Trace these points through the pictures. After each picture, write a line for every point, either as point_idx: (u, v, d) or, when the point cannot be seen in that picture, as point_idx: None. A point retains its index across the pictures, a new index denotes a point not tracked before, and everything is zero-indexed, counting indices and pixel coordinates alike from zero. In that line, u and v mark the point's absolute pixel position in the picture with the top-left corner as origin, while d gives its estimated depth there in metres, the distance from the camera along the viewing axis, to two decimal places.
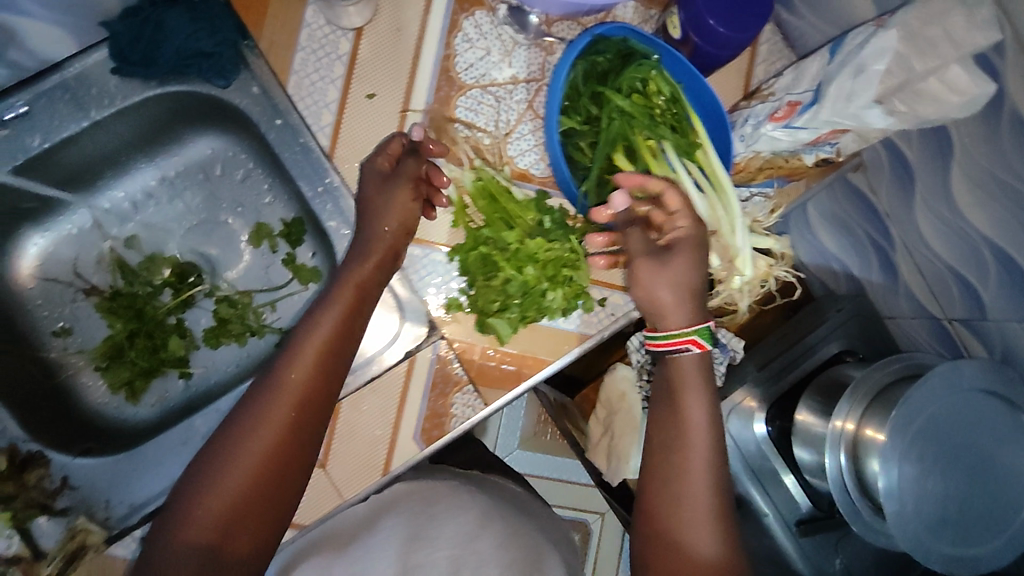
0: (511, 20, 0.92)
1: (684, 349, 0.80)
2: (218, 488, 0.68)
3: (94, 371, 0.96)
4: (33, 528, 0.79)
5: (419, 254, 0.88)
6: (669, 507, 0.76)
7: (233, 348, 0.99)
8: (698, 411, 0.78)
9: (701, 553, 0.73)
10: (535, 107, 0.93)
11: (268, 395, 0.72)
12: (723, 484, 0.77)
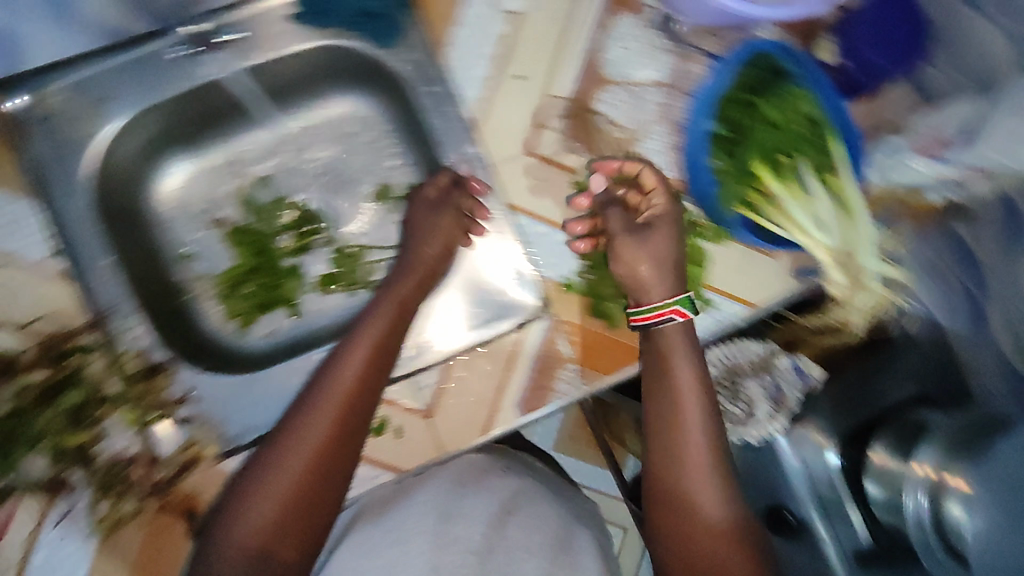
0: (661, 26, 0.94)
1: (668, 319, 0.82)
2: (262, 499, 0.70)
3: (215, 297, 0.99)
4: (152, 432, 0.83)
5: (545, 233, 0.92)
6: (673, 482, 0.77)
7: (342, 298, 1.02)
8: (677, 383, 0.80)
9: (708, 526, 0.75)
10: (670, 112, 0.93)
11: (312, 405, 0.75)
12: (722, 456, 0.78)
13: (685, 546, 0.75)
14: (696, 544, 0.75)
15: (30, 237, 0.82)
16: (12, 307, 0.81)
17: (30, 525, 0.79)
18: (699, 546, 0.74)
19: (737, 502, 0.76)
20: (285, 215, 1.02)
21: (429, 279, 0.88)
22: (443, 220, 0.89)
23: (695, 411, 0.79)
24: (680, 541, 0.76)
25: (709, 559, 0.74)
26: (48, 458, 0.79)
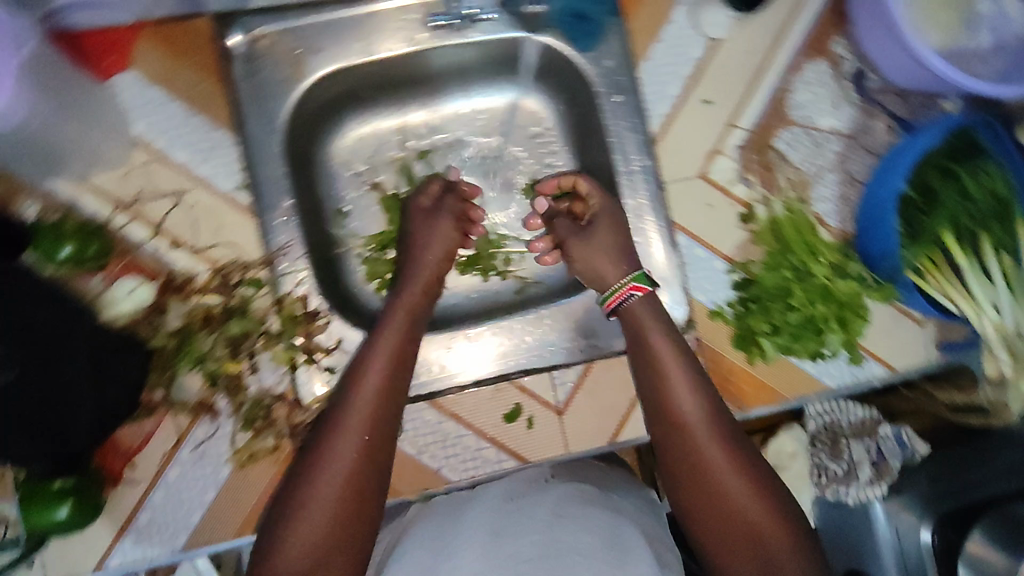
0: (852, 79, 0.94)
1: (629, 298, 0.84)
2: (303, 514, 0.68)
3: (360, 257, 0.99)
4: (299, 374, 0.84)
5: (702, 256, 0.91)
6: (682, 448, 0.75)
7: (476, 281, 1.02)
8: (656, 341, 0.79)
9: (729, 483, 0.72)
10: (845, 163, 0.94)
11: (343, 416, 0.74)
12: (720, 414, 0.76)
13: (715, 512, 0.72)
14: (725, 509, 0.72)
15: (222, 166, 0.84)
16: (192, 231, 0.82)
17: (171, 440, 0.81)
18: (730, 511, 0.72)
19: (745, 456, 0.74)
20: None
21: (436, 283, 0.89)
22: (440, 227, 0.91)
23: (679, 370, 0.77)
24: (708, 507, 0.73)
25: (740, 521, 0.71)
26: (203, 380, 0.81)
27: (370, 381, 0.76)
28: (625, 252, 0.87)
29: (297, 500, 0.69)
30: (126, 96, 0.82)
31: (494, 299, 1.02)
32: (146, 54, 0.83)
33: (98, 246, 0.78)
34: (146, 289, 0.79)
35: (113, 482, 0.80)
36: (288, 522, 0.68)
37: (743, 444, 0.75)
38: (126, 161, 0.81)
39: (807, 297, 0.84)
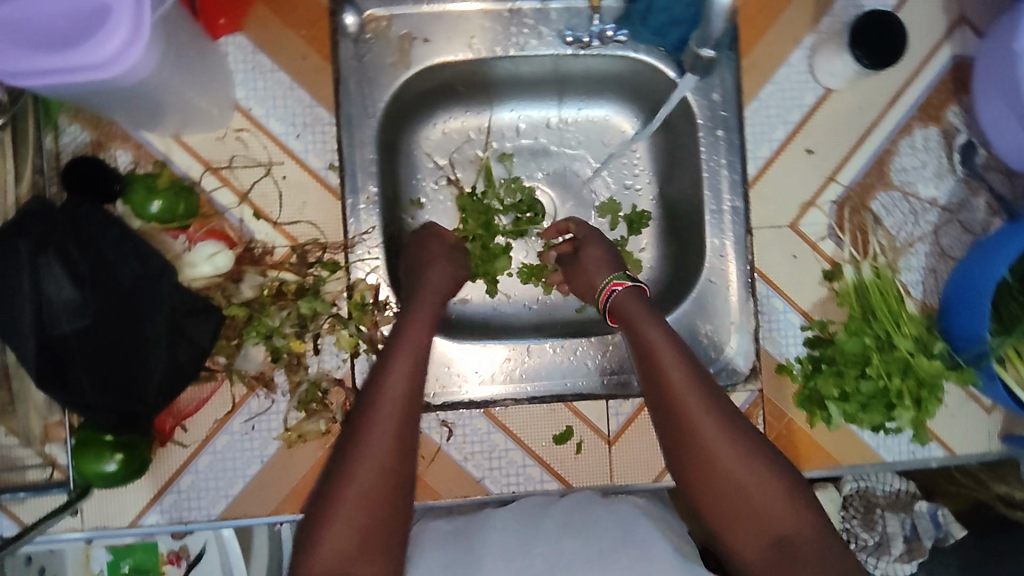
0: (961, 150, 0.92)
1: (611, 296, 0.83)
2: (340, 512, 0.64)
3: None
4: (358, 361, 0.83)
5: (778, 307, 0.89)
6: (686, 441, 0.72)
7: (538, 294, 1.00)
8: (650, 334, 0.76)
9: (741, 471, 0.70)
10: (939, 236, 0.91)
11: (364, 428, 0.68)
12: (719, 399, 0.73)
13: (731, 504, 0.70)
14: (738, 499, 0.70)
15: (317, 142, 0.83)
16: (276, 204, 0.82)
17: (224, 408, 0.81)
18: (744, 501, 0.70)
19: (752, 439, 0.72)
20: (513, 196, 0.99)
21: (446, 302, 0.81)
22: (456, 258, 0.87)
23: (676, 362, 0.74)
24: (723, 498, 0.70)
25: (754, 508, 0.69)
26: (266, 353, 0.80)
27: (391, 389, 0.70)
28: (612, 259, 0.88)
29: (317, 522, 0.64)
30: (234, 58, 0.81)
31: (554, 314, 0.99)
32: (259, 19, 0.82)
33: (185, 205, 0.77)
34: (225, 256, 0.78)
35: (163, 440, 0.80)
36: (310, 543, 0.64)
37: (747, 429, 0.72)
38: (224, 124, 0.81)
39: (885, 368, 0.81)
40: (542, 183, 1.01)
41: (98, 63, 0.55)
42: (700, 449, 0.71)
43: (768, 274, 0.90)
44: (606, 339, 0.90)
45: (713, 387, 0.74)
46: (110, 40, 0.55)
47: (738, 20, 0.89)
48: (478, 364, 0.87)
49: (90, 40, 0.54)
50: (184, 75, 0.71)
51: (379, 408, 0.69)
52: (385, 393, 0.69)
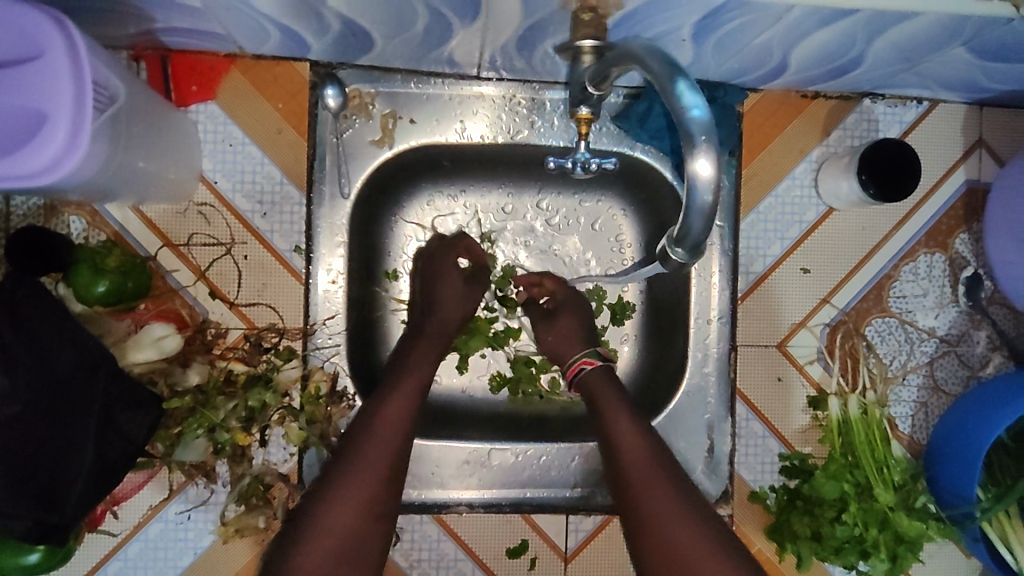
0: (966, 282, 0.87)
1: (582, 371, 0.81)
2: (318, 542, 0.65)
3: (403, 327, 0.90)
4: (307, 456, 0.79)
5: (757, 431, 0.85)
6: (636, 513, 0.71)
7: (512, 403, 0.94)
8: (609, 403, 0.78)
9: (690, 544, 0.68)
10: (933, 368, 0.86)
11: (355, 455, 0.70)
12: (669, 472, 0.73)
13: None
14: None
15: (284, 222, 0.79)
16: (234, 284, 0.78)
17: (160, 495, 0.77)
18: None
19: (700, 513, 0.71)
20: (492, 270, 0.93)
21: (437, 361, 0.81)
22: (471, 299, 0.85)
23: (628, 431, 0.75)
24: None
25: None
26: (209, 445, 0.75)
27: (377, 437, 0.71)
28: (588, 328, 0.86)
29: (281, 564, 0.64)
30: (203, 127, 0.77)
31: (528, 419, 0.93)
32: (234, 87, 0.77)
33: (134, 282, 0.72)
34: (173, 340, 0.73)
35: (91, 525, 0.76)
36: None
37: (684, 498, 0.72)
38: (186, 197, 0.76)
39: (862, 516, 0.76)
40: (527, 263, 0.94)
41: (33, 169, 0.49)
42: (650, 520, 0.70)
43: (749, 395, 0.85)
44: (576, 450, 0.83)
45: (663, 454, 0.74)
46: (49, 144, 0.50)
47: (743, 125, 0.84)
48: (434, 466, 0.81)
49: (22, 147, 0.50)
50: (143, 157, 0.67)
51: (371, 445, 0.71)
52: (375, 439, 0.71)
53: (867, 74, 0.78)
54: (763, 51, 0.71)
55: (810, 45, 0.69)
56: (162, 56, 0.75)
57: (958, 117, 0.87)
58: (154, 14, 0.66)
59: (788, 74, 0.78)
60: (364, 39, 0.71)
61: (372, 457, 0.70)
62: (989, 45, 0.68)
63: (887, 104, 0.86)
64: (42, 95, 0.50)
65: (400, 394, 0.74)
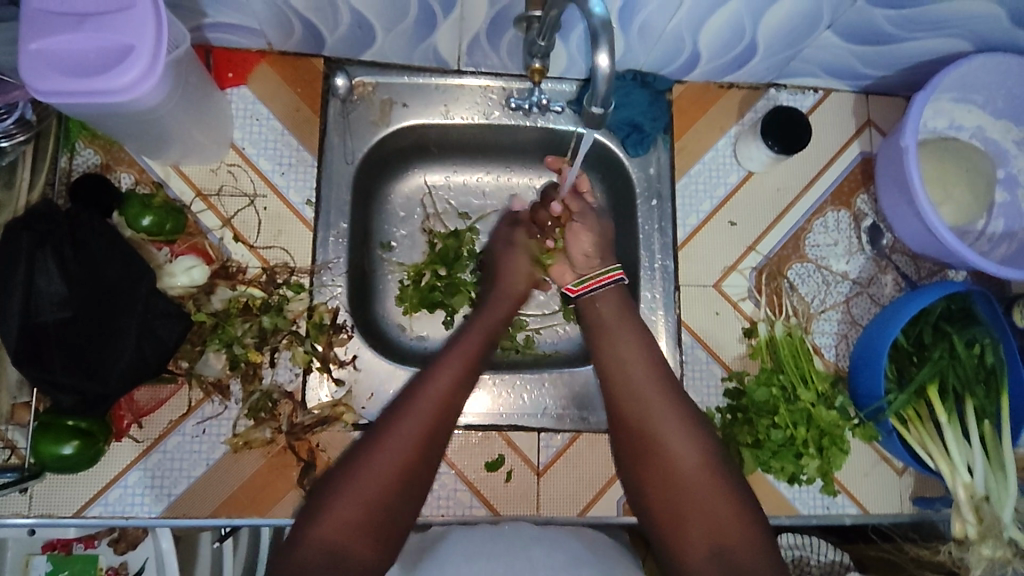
0: (868, 231, 1.03)
1: (608, 283, 0.92)
2: (365, 481, 0.73)
3: (397, 279, 1.08)
4: (310, 377, 0.91)
5: (702, 359, 0.98)
6: (640, 426, 0.82)
7: (492, 356, 1.07)
8: (612, 322, 0.90)
9: (673, 435, 0.80)
10: (850, 306, 1.01)
11: (401, 413, 0.78)
12: (674, 396, 0.83)
13: (671, 492, 0.78)
14: (677, 483, 0.78)
15: (298, 181, 0.95)
16: (255, 230, 0.93)
17: (180, 410, 0.88)
18: (685, 486, 0.78)
19: (683, 411, 0.82)
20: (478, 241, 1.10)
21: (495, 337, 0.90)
22: (518, 257, 0.98)
23: (640, 358, 0.86)
24: (660, 480, 0.79)
25: (694, 493, 0.77)
26: (226, 362, 0.88)
27: (430, 392, 0.79)
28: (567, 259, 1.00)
29: (320, 508, 0.72)
30: (236, 105, 0.96)
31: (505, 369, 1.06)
32: (262, 76, 0.97)
33: (172, 223, 0.87)
34: (201, 270, 0.87)
35: (118, 436, 0.86)
36: (319, 514, 0.71)
37: (674, 401, 0.83)
38: (219, 159, 0.94)
39: (791, 418, 0.88)
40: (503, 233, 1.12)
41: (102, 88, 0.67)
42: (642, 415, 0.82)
43: (693, 327, 0.99)
44: (545, 376, 0.97)
45: (665, 380, 0.84)
46: (132, 69, 0.67)
47: (674, 109, 1.04)
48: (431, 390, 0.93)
49: (96, 71, 0.67)
50: (189, 112, 0.85)
51: (416, 403, 0.78)
52: (422, 398, 0.79)
53: (766, 62, 0.98)
54: (676, 38, 0.92)
55: (712, 32, 0.90)
56: (206, 50, 0.95)
57: (849, 103, 1.07)
58: (207, 9, 0.86)
59: (703, 63, 0.99)
60: (368, 31, 0.91)
61: (420, 410, 0.78)
62: (847, 27, 0.89)
63: (790, 93, 1.06)
64: (130, 34, 0.68)
65: (450, 367, 0.82)
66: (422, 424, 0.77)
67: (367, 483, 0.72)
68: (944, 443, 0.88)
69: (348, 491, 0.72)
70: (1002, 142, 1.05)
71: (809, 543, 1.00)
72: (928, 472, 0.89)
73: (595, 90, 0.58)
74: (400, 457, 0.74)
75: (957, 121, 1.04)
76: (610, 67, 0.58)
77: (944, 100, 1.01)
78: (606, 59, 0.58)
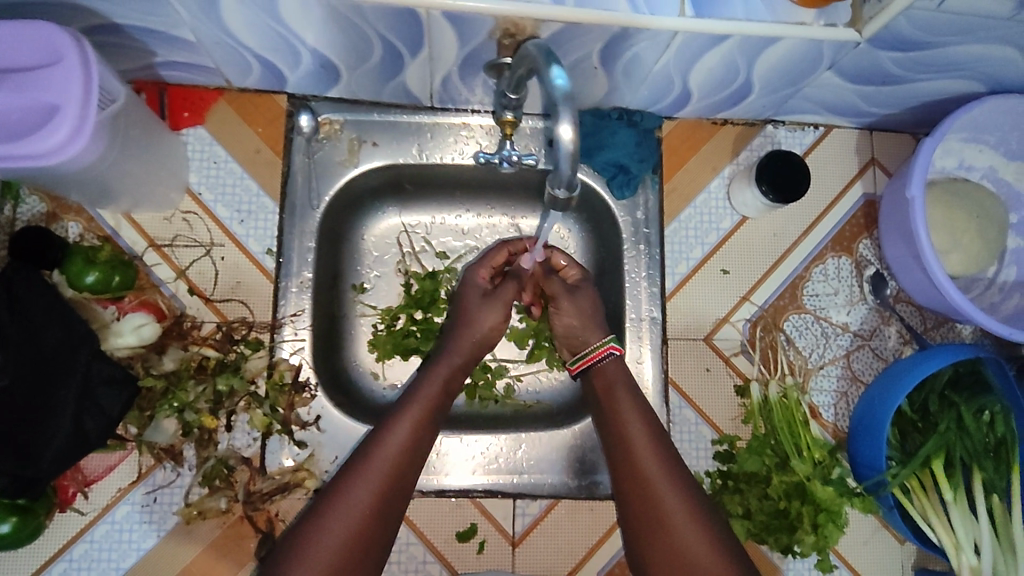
0: (871, 280, 0.96)
1: (605, 358, 0.84)
2: (322, 537, 0.66)
3: (370, 323, 0.99)
4: (269, 441, 0.85)
5: (691, 419, 0.92)
6: (647, 505, 0.73)
7: (470, 408, 0.99)
8: (616, 379, 0.82)
9: (679, 507, 0.72)
10: (850, 360, 0.94)
11: (363, 458, 0.71)
12: (681, 471, 0.75)
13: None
14: (690, 572, 0.70)
15: (257, 228, 0.90)
16: (211, 281, 0.87)
17: (129, 478, 0.82)
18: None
19: (689, 481, 0.74)
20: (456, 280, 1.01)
21: (465, 368, 0.85)
22: (492, 308, 0.88)
23: (642, 428, 0.77)
24: (662, 556, 0.71)
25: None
26: (178, 426, 0.83)
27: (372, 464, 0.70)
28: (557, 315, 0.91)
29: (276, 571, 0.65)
30: (192, 147, 0.90)
31: (482, 422, 0.98)
32: (220, 114, 0.91)
33: (121, 277, 0.82)
34: (151, 328, 0.82)
35: (61, 506, 0.81)
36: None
37: (678, 467, 0.75)
38: (173, 206, 0.88)
39: (783, 490, 0.82)
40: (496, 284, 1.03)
41: (30, 152, 0.61)
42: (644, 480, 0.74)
43: (681, 384, 0.92)
44: (522, 436, 0.91)
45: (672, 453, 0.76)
46: (58, 130, 0.62)
47: (663, 148, 0.98)
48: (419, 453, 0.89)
49: (26, 134, 0.61)
50: (135, 163, 0.80)
51: (380, 445, 0.72)
52: (387, 441, 0.72)
53: (761, 99, 0.92)
54: (664, 78, 0.85)
55: (703, 73, 0.83)
56: (159, 88, 0.89)
57: (851, 141, 1.00)
58: (156, 48, 0.80)
59: (694, 101, 0.92)
60: (332, 70, 0.84)
61: (385, 454, 0.71)
62: (850, 68, 0.82)
63: (788, 129, 0.99)
64: (56, 92, 0.62)
65: (417, 406, 0.76)
66: (365, 501, 0.68)
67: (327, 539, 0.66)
68: (949, 519, 0.82)
69: (304, 549, 0.65)
70: (1015, 184, 0.98)
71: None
72: (933, 549, 0.83)
73: (561, 170, 0.53)
74: (338, 541, 0.66)
75: (968, 161, 0.97)
76: (576, 139, 0.53)
77: (953, 140, 0.94)
78: (569, 133, 0.53)
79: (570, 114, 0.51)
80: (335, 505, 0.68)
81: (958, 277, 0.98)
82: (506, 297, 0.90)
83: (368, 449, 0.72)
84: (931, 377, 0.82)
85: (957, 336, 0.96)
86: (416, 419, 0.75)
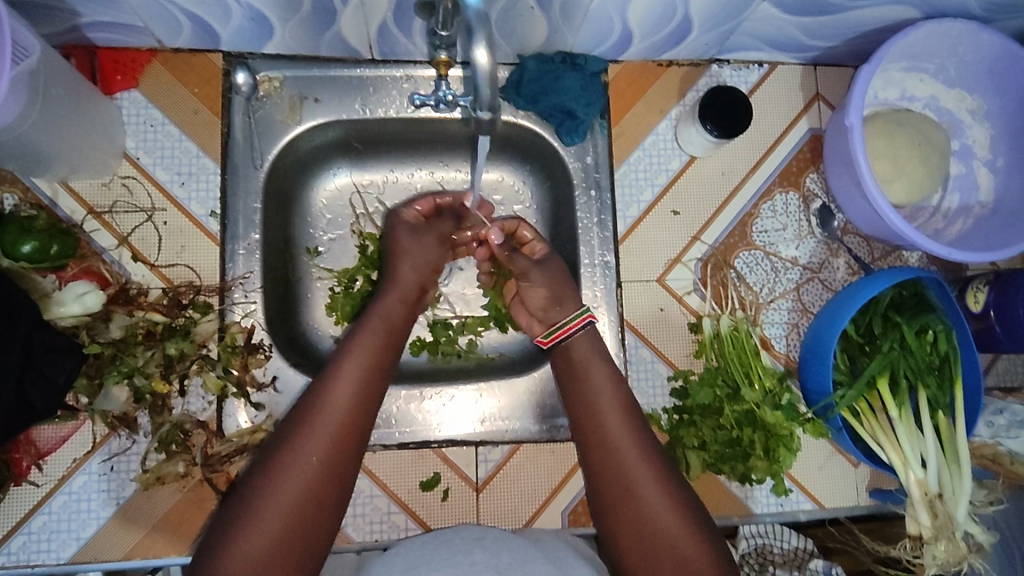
0: (818, 214, 0.97)
1: (582, 327, 0.84)
2: (275, 488, 0.65)
3: (325, 285, 0.98)
4: (226, 404, 0.85)
5: (647, 358, 0.93)
6: (607, 455, 0.75)
7: (432, 364, 0.99)
8: (583, 345, 0.84)
9: (638, 460, 0.74)
10: (801, 293, 0.95)
11: (312, 409, 0.70)
12: (645, 432, 0.76)
13: (648, 543, 0.70)
14: (645, 521, 0.71)
15: (200, 191, 0.88)
16: (155, 247, 0.86)
17: (85, 447, 0.82)
18: (661, 534, 0.70)
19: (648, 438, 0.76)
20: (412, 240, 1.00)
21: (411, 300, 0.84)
22: (426, 244, 0.89)
23: (609, 388, 0.79)
24: (621, 504, 0.72)
25: (670, 544, 0.69)
26: (129, 394, 0.81)
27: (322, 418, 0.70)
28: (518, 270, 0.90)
29: (232, 525, 0.64)
30: (128, 111, 0.88)
31: (445, 377, 0.98)
32: (154, 76, 0.89)
33: (59, 246, 0.80)
34: (95, 296, 0.80)
35: (16, 480, 0.80)
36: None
37: (643, 428, 0.77)
38: (111, 171, 0.86)
39: (736, 419, 0.85)
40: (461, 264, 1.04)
41: None
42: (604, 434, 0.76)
43: (636, 325, 0.93)
44: (482, 386, 0.92)
45: (638, 417, 0.77)
46: None
47: (610, 93, 0.97)
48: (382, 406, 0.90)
49: None
50: (61, 127, 0.77)
51: (330, 394, 0.71)
52: (337, 390, 0.71)
53: (703, 37, 0.91)
54: (603, 18, 0.84)
55: (641, 9, 0.82)
56: (89, 52, 0.87)
57: (797, 76, 1.00)
58: (78, 7, 0.77)
59: (636, 42, 0.92)
60: (264, 24, 0.82)
61: (335, 402, 0.71)
62: None
63: (733, 68, 0.99)
64: None
65: (364, 355, 0.75)
66: (317, 451, 0.68)
67: (278, 492, 0.65)
68: (897, 437, 0.85)
69: (257, 502, 0.65)
70: (956, 112, 0.99)
71: (772, 530, 0.90)
72: (882, 467, 0.85)
73: (480, 93, 0.54)
74: (292, 497, 0.65)
75: (909, 91, 0.98)
76: (492, 65, 0.54)
77: (893, 69, 0.95)
78: (485, 58, 0.54)
79: (485, 40, 0.52)
80: (287, 456, 0.67)
81: (904, 207, 0.99)
82: (439, 231, 0.91)
83: (317, 400, 0.71)
84: (873, 299, 0.85)
85: (904, 265, 0.98)
86: (366, 368, 0.74)
